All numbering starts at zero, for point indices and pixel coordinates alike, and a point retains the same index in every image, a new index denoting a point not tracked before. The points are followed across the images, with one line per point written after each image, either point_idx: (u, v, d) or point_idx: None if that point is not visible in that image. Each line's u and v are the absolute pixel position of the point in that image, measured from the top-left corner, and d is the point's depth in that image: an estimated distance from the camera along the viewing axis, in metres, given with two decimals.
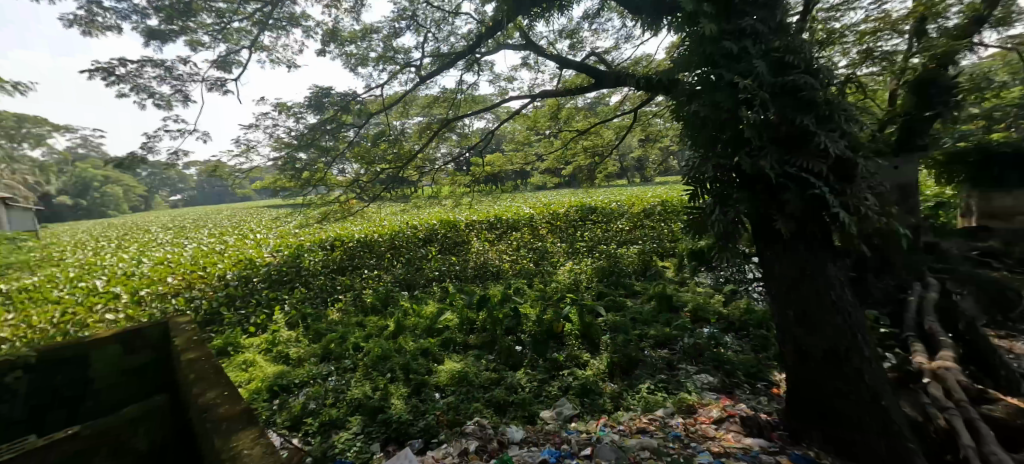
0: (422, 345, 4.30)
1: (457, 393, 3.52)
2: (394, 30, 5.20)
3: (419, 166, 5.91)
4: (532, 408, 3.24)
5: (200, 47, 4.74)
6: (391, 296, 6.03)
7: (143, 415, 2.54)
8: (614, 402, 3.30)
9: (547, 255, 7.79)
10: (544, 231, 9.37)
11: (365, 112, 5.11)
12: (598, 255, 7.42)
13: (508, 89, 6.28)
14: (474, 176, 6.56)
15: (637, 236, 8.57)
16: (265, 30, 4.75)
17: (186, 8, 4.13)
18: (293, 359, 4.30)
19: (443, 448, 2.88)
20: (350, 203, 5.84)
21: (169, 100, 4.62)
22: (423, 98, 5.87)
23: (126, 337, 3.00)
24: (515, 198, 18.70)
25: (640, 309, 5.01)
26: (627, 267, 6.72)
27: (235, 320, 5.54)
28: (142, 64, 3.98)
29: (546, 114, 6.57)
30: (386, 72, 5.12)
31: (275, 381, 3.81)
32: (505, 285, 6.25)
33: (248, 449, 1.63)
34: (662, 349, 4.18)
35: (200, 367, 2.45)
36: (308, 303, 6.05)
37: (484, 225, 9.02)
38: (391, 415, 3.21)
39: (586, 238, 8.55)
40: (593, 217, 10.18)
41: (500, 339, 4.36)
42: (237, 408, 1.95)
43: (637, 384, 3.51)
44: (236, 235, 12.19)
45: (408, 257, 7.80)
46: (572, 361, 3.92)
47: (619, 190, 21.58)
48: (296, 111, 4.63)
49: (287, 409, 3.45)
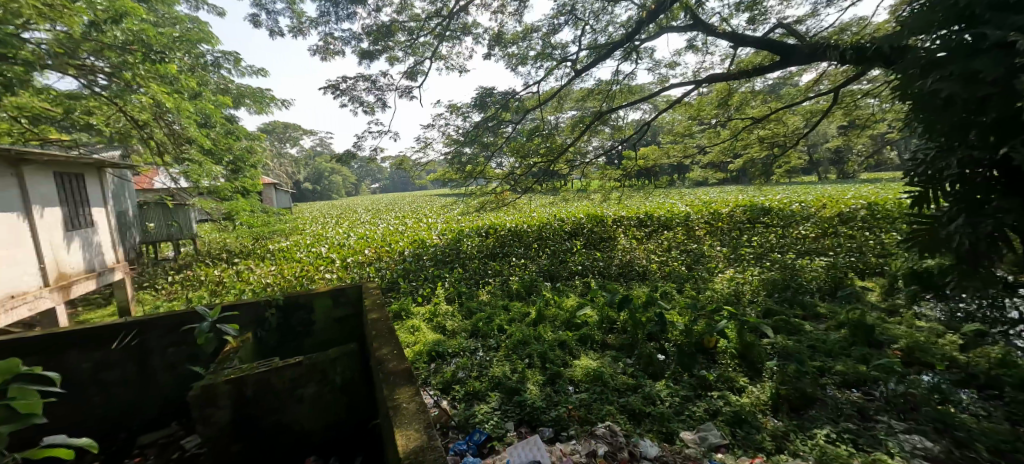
0: (560, 337, 4.41)
1: (590, 390, 3.50)
2: (551, 28, 5.74)
3: (570, 159, 6.92)
4: (670, 426, 3.03)
5: (395, 61, 5.79)
6: (535, 285, 6.26)
7: (340, 356, 2.88)
8: (774, 442, 2.83)
9: (702, 259, 7.00)
10: (700, 232, 8.69)
11: (520, 109, 6.23)
12: (769, 264, 6.29)
13: (667, 76, 6.62)
14: (626, 170, 7.49)
15: (830, 243, 6.92)
16: (443, 41, 5.57)
17: (388, 30, 5.37)
18: (448, 331, 4.84)
19: (573, 444, 2.90)
20: (504, 193, 7.18)
21: (372, 106, 5.84)
22: (577, 92, 6.77)
23: (334, 293, 3.89)
24: (670, 196, 17.33)
25: (823, 336, 4.11)
26: (809, 282, 5.52)
27: (407, 289, 6.41)
28: (360, 80, 5.53)
29: (712, 102, 7.08)
30: (555, 65, 5.91)
31: (433, 346, 4.38)
32: (650, 288, 5.88)
33: (407, 403, 2.08)
34: (852, 390, 3.36)
35: (380, 326, 3.08)
36: (464, 282, 6.65)
37: (632, 222, 9.59)
38: (525, 398, 3.40)
39: (755, 244, 7.40)
40: (765, 221, 8.75)
41: (641, 344, 4.17)
42: (400, 367, 2.43)
43: (809, 427, 2.93)
44: (411, 220, 14.36)
45: (552, 246, 8.30)
46: (723, 384, 3.51)
47: (804, 190, 18.15)
48: (465, 111, 5.89)
49: (440, 373, 3.92)
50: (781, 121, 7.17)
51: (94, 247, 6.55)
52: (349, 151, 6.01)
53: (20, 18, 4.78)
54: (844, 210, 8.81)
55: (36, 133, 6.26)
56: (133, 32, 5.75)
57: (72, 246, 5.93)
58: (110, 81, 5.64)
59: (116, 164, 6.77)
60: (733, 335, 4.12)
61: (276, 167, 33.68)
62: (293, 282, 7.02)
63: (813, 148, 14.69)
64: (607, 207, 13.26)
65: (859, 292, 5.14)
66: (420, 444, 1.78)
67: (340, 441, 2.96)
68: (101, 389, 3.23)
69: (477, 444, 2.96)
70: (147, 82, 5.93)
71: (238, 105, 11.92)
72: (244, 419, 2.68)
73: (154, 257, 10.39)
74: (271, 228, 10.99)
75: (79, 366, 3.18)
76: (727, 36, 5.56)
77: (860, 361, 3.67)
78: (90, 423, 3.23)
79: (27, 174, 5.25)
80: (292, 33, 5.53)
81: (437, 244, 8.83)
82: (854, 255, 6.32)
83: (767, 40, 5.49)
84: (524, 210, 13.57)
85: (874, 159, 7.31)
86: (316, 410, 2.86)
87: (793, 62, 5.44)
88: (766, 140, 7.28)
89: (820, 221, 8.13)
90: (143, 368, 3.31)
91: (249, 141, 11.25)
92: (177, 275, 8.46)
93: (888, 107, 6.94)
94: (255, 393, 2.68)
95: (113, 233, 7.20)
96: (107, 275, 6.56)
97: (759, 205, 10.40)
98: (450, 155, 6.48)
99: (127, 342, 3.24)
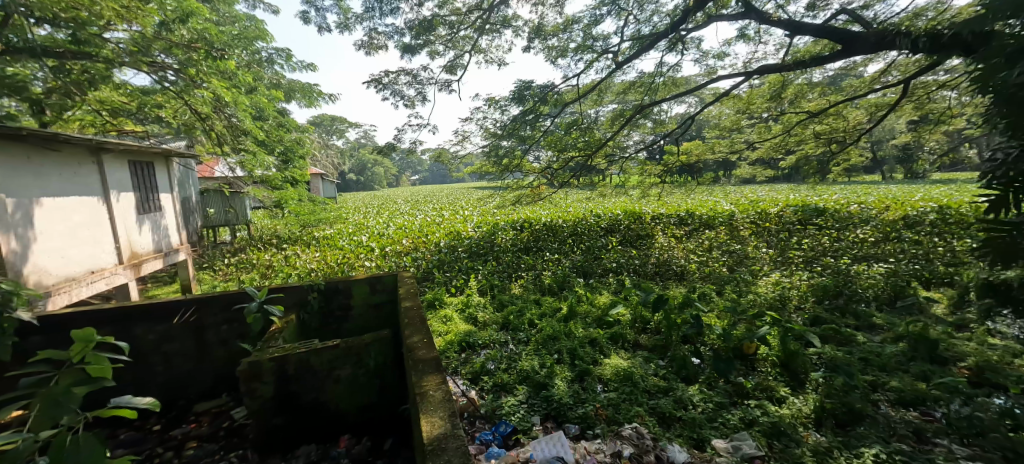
0: (590, 334, 4.36)
1: (620, 390, 3.44)
2: (593, 19, 5.62)
3: (609, 154, 6.77)
4: (702, 432, 2.93)
5: (436, 55, 5.89)
6: (568, 281, 6.22)
7: (374, 342, 3.00)
8: (815, 457, 2.67)
9: (745, 261, 6.67)
10: (744, 231, 8.26)
11: (559, 102, 6.18)
12: (820, 269, 5.89)
13: (715, 68, 6.32)
14: (667, 166, 7.22)
15: (891, 249, 6.38)
16: (483, 34, 5.59)
17: (429, 25, 5.44)
18: (479, 322, 4.91)
19: (598, 442, 2.88)
20: (540, 188, 7.22)
21: (413, 99, 5.99)
22: (617, 85, 6.61)
23: (371, 281, 4.06)
24: (714, 194, 16.57)
25: (877, 349, 3.82)
26: (865, 289, 5.12)
27: (441, 279, 6.55)
28: (401, 74, 5.68)
29: (763, 94, 6.63)
30: (591, 58, 5.80)
31: (465, 337, 4.46)
32: (687, 289, 5.69)
33: (433, 390, 2.15)
34: (908, 409, 3.10)
35: (412, 314, 3.19)
36: (497, 275, 6.71)
37: (672, 220, 9.27)
38: (552, 393, 3.40)
39: (805, 246, 6.95)
40: (818, 223, 8.19)
41: (675, 346, 4.06)
42: (429, 355, 2.51)
43: (856, 445, 2.74)
44: (447, 212, 14.61)
45: (589, 242, 8.18)
46: (762, 393, 3.36)
47: (865, 190, 16.79)
48: (503, 104, 5.90)
49: (470, 364, 3.99)
50: (841, 116, 6.69)
51: (162, 229, 7.17)
52: (390, 143, 6.20)
53: (103, 20, 5.33)
54: (910, 213, 8.07)
55: (115, 124, 6.89)
56: (197, 31, 6.21)
57: (143, 228, 6.55)
58: (177, 76, 6.06)
59: (181, 154, 7.33)
60: (775, 342, 3.92)
61: (324, 158, 35.35)
62: (335, 268, 7.37)
63: (878, 146, 13.55)
64: (646, 204, 12.91)
65: (923, 303, 4.72)
66: (442, 432, 1.84)
67: (372, 422, 3.10)
68: (163, 359, 3.55)
69: (503, 436, 2.99)
70: (210, 77, 6.38)
71: (290, 98, 12.55)
72: (285, 394, 2.86)
73: (213, 241, 11.19)
74: (317, 216, 11.55)
75: (145, 338, 3.50)
76: (782, 24, 5.20)
77: (920, 378, 3.37)
78: (154, 388, 3.57)
79: (106, 162, 5.80)
80: (339, 29, 5.75)
81: (472, 237, 8.93)
82: (918, 263, 5.80)
83: (829, 27, 5.11)
84: (560, 204, 13.50)
85: (949, 158, 6.65)
86: (350, 391, 3.01)
87: (857, 51, 5.02)
88: (823, 136, 6.92)
89: (881, 225, 7.50)
90: (199, 342, 3.60)
91: (299, 133, 11.84)
92: (232, 258, 9.08)
93: (969, 101, 6.26)
94: (296, 371, 2.85)
95: (178, 217, 7.83)
96: (172, 256, 7.16)
97: (813, 205, 9.73)
98: (487, 148, 6.55)
99: (186, 318, 3.55)
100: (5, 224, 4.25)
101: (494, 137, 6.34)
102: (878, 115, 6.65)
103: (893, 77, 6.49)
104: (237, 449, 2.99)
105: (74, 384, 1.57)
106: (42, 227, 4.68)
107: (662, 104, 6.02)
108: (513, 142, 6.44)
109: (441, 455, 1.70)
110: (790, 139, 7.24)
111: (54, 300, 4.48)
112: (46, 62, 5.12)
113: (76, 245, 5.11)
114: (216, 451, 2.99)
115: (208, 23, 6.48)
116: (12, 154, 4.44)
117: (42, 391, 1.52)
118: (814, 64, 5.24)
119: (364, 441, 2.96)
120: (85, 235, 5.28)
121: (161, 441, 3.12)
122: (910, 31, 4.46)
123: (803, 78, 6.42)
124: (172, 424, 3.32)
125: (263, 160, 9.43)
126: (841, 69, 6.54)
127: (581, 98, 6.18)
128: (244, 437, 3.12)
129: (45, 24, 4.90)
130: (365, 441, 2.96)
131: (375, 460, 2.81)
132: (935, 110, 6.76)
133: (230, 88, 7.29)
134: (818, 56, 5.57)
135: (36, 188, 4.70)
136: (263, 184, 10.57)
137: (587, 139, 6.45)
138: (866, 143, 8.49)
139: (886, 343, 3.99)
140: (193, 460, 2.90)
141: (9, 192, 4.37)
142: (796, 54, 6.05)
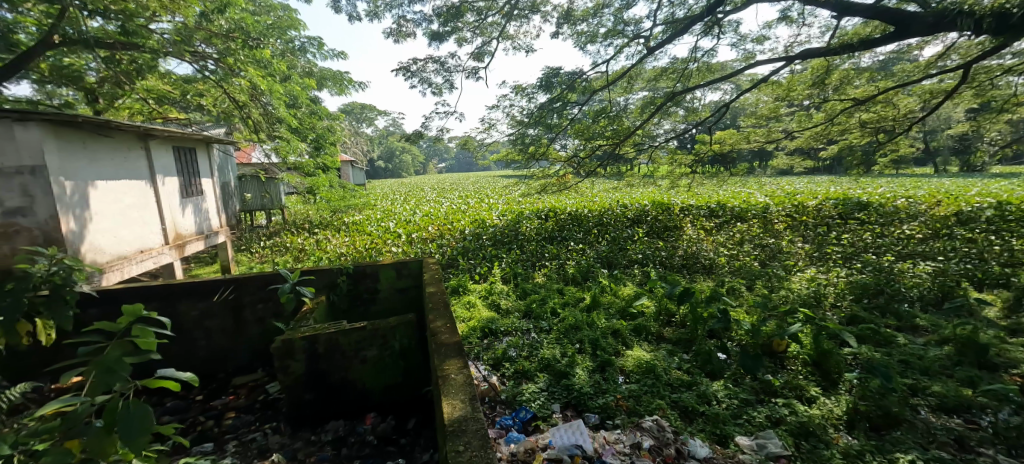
0: (613, 326, 4.32)
1: (639, 382, 3.42)
2: (624, 3, 5.46)
3: (637, 143, 6.63)
4: (725, 428, 2.88)
5: (464, 42, 5.90)
6: (592, 271, 6.17)
7: (399, 325, 3.09)
8: (845, 459, 2.60)
9: (779, 256, 6.43)
10: (779, 225, 7.93)
11: (587, 89, 6.10)
12: (859, 266, 5.58)
13: (754, 53, 6.04)
14: (698, 155, 6.98)
15: (941, 247, 5.99)
16: (511, 20, 5.54)
17: (457, 11, 5.43)
18: (502, 309, 4.95)
19: (618, 433, 2.86)
20: (566, 177, 7.13)
21: (440, 87, 6.05)
22: (649, 72, 6.40)
23: (397, 266, 4.16)
24: (747, 185, 15.98)
25: (919, 352, 3.61)
26: (908, 289, 4.84)
27: (465, 267, 6.63)
28: (429, 62, 5.73)
29: (806, 80, 6.22)
30: (620, 43, 5.65)
31: (487, 323, 4.51)
32: (716, 282, 5.56)
33: (454, 374, 2.20)
34: (950, 416, 2.94)
35: (436, 299, 3.26)
36: (521, 263, 6.74)
37: (702, 212, 9.01)
38: (573, 382, 3.40)
39: (844, 242, 6.62)
40: (860, 218, 7.79)
41: (700, 340, 3.99)
42: (451, 339, 2.57)
43: (890, 450, 2.62)
44: (475, 200, 14.72)
45: (613, 232, 8.07)
46: (791, 391, 3.26)
47: (913, 183, 15.79)
48: (530, 92, 5.86)
49: (492, 350, 4.04)
50: (891, 103, 6.28)
51: (204, 212, 7.55)
52: (417, 131, 6.26)
53: (149, 11, 5.60)
54: (965, 209, 7.52)
55: (160, 112, 7.40)
56: (235, 21, 6.41)
57: (185, 210, 6.92)
58: (217, 66, 6.33)
59: (221, 141, 7.67)
60: (807, 341, 3.79)
61: (353, 146, 36.28)
62: (364, 253, 7.60)
63: (931, 136, 12.69)
64: (675, 195, 12.58)
65: (974, 304, 4.41)
66: (463, 414, 1.88)
67: (395, 402, 3.19)
68: (204, 334, 3.77)
69: (524, 422, 3.02)
70: (246, 66, 6.61)
71: (322, 87, 12.83)
72: (315, 372, 2.99)
73: (251, 224, 11.64)
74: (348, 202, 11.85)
75: (188, 313, 3.71)
76: (829, 6, 4.89)
77: (966, 383, 3.18)
78: (196, 361, 3.79)
79: (153, 147, 6.14)
80: (369, 18, 5.84)
81: (497, 225, 8.96)
82: (970, 262, 5.42)
83: (881, 7, 4.73)
84: (587, 194, 13.32)
85: None
86: (377, 371, 3.11)
87: (910, 33, 4.65)
88: (870, 125, 6.57)
89: (931, 221, 7.03)
90: (237, 319, 3.81)
91: (331, 121, 12.07)
92: (268, 241, 9.47)
93: None
94: (325, 350, 2.97)
95: (218, 201, 8.21)
96: (212, 238, 7.54)
97: (857, 199, 9.19)
98: (513, 136, 6.52)
99: (225, 296, 3.75)
100: (64, 205, 4.56)
101: (520, 125, 6.33)
102: (933, 102, 6.26)
103: (953, 61, 6.08)
104: (271, 421, 3.16)
105: (124, 355, 1.70)
106: (96, 208, 4.99)
107: (694, 92, 5.77)
108: (535, 129, 6.38)
109: (460, 436, 1.74)
110: (833, 128, 6.86)
111: (107, 276, 4.82)
112: (98, 52, 5.47)
113: (126, 226, 5.46)
114: (252, 422, 3.17)
115: (244, 13, 6.66)
116: (68, 139, 4.75)
117: (95, 360, 1.66)
118: (857, 47, 4.93)
119: (388, 420, 3.06)
120: (135, 217, 5.62)
121: (203, 411, 3.32)
122: (972, 10, 4.11)
123: (844, 63, 6.08)
124: (213, 395, 3.53)
125: (296, 146, 9.76)
126: (893, 53, 6.12)
127: (608, 86, 6.06)
128: (277, 409, 3.29)
129: (97, 16, 5.15)
130: (390, 420, 3.07)
131: (399, 438, 2.91)
132: (998, 97, 6.27)
133: (265, 77, 7.54)
134: (867, 38, 5.20)
135: (91, 171, 5.02)
136: (297, 170, 10.96)
137: (615, 127, 6.37)
138: (919, 131, 7.92)
139: (930, 346, 3.77)
140: (232, 430, 3.08)
141: (68, 175, 4.67)
142: (843, 37, 5.71)
